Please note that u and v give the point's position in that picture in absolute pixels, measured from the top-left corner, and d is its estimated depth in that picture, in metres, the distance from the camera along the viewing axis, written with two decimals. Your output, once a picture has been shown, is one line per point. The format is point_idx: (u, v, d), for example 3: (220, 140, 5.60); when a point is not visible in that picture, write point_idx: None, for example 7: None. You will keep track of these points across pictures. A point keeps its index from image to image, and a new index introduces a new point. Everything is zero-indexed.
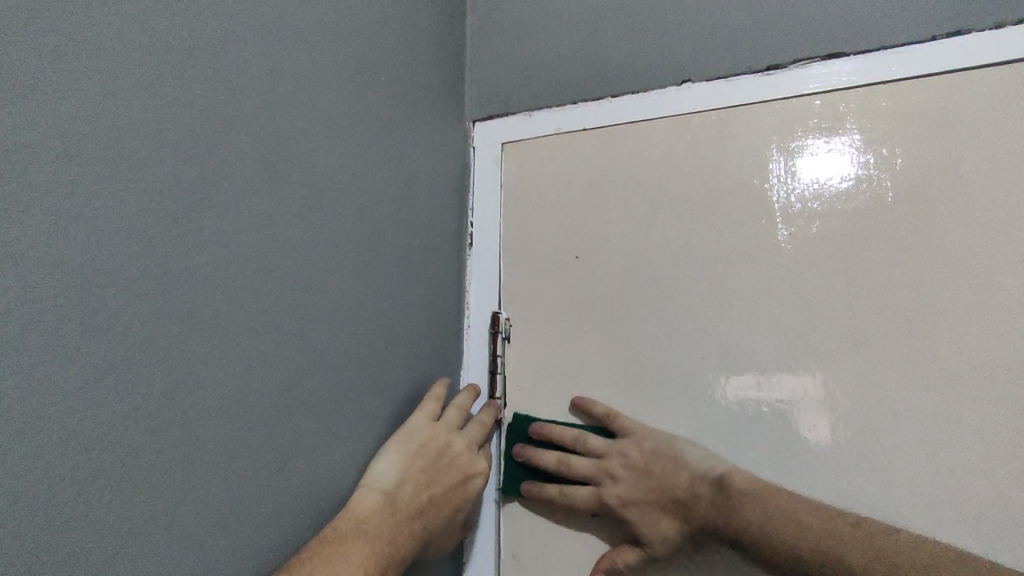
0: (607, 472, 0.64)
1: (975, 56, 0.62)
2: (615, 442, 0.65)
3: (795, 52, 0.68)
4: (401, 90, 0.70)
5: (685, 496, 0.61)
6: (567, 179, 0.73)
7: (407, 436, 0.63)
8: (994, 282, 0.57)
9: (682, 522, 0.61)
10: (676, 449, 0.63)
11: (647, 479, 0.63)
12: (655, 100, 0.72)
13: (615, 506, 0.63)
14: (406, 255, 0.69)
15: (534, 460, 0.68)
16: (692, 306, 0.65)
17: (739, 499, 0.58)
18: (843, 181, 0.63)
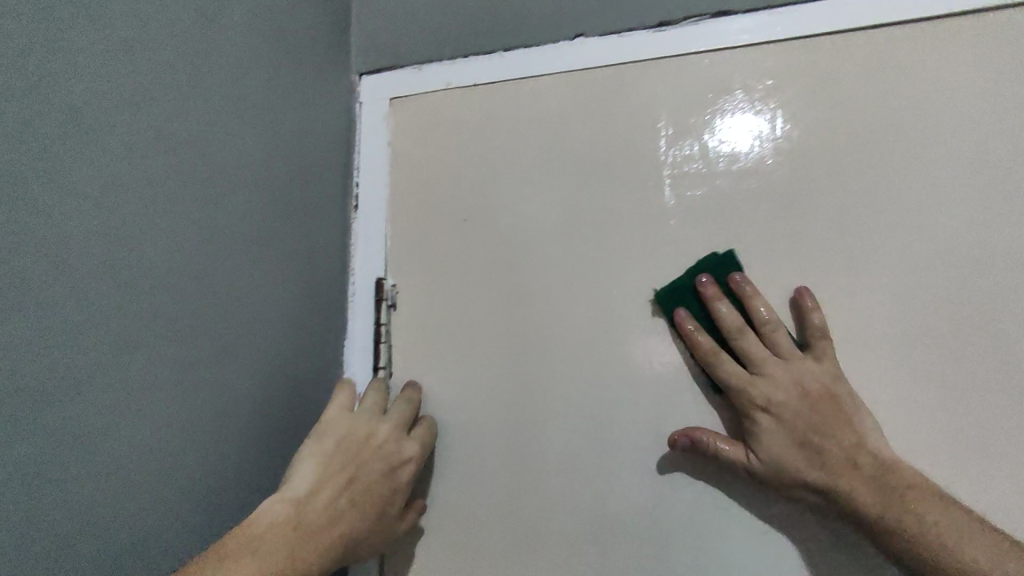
0: (774, 368, 0.56)
1: (856, 20, 0.62)
2: (807, 359, 0.56)
3: (686, 8, 0.66)
4: (273, 36, 0.63)
5: (841, 459, 0.52)
6: (456, 138, 0.70)
7: (318, 439, 0.58)
8: (863, 245, 0.58)
9: (814, 464, 0.52)
10: (854, 412, 0.53)
11: (807, 412, 0.54)
12: (547, 55, 0.68)
13: (748, 408, 0.55)
14: (282, 218, 0.64)
15: (745, 301, 0.57)
16: (582, 269, 0.63)
17: (903, 489, 0.49)
18: (740, 136, 0.62)
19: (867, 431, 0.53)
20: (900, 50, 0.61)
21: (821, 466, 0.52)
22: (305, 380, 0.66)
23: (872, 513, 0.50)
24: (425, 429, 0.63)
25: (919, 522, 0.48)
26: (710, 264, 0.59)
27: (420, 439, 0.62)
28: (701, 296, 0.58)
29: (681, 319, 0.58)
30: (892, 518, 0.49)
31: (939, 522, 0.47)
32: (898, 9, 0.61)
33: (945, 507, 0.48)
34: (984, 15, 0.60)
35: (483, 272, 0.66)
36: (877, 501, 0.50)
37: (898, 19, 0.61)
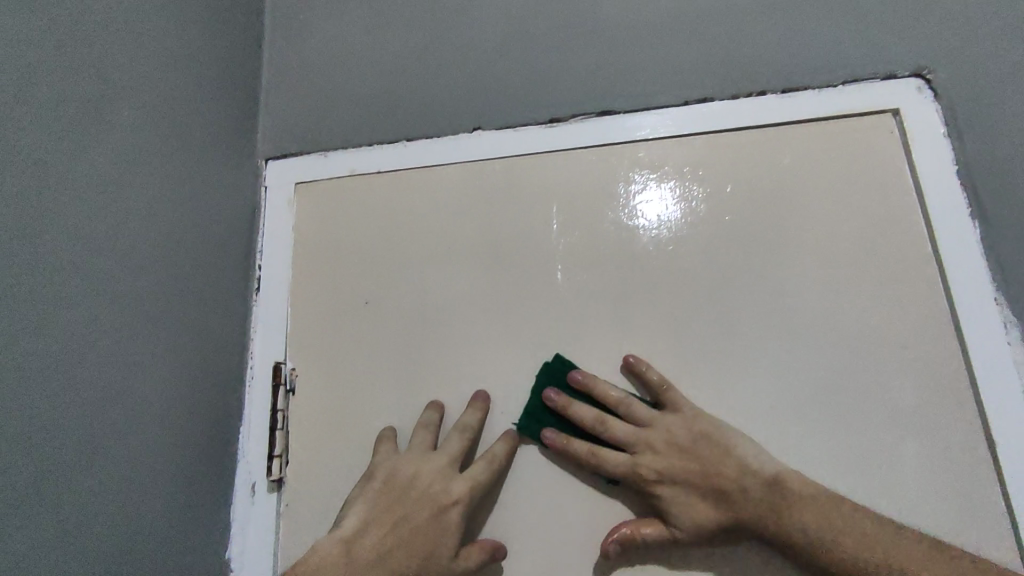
0: (660, 427, 0.58)
1: (724, 121, 0.67)
2: (665, 415, 0.59)
3: (574, 106, 0.71)
4: (177, 123, 0.64)
5: (731, 488, 0.54)
6: (361, 222, 0.71)
7: (366, 483, 0.60)
8: (737, 325, 0.62)
9: (720, 506, 0.54)
10: (731, 442, 0.56)
11: (691, 455, 0.56)
12: (447, 146, 0.72)
13: (650, 479, 0.57)
14: (180, 303, 0.62)
15: (593, 390, 0.61)
16: (481, 350, 0.65)
17: (793, 499, 0.53)
18: (638, 219, 0.66)
19: (747, 454, 0.55)
20: (762, 148, 0.66)
21: (722, 505, 0.54)
22: (200, 470, 0.62)
23: (771, 525, 0.52)
24: (484, 462, 0.60)
25: (814, 525, 0.51)
26: (543, 380, 0.62)
27: (470, 477, 0.59)
28: (575, 385, 0.61)
29: (549, 439, 0.60)
30: (795, 531, 0.52)
31: (827, 530, 0.51)
32: (761, 113, 0.67)
33: (835, 508, 0.52)
34: (829, 121, 0.66)
35: (385, 354, 0.67)
36: (768, 512, 0.53)
37: (763, 122, 0.67)
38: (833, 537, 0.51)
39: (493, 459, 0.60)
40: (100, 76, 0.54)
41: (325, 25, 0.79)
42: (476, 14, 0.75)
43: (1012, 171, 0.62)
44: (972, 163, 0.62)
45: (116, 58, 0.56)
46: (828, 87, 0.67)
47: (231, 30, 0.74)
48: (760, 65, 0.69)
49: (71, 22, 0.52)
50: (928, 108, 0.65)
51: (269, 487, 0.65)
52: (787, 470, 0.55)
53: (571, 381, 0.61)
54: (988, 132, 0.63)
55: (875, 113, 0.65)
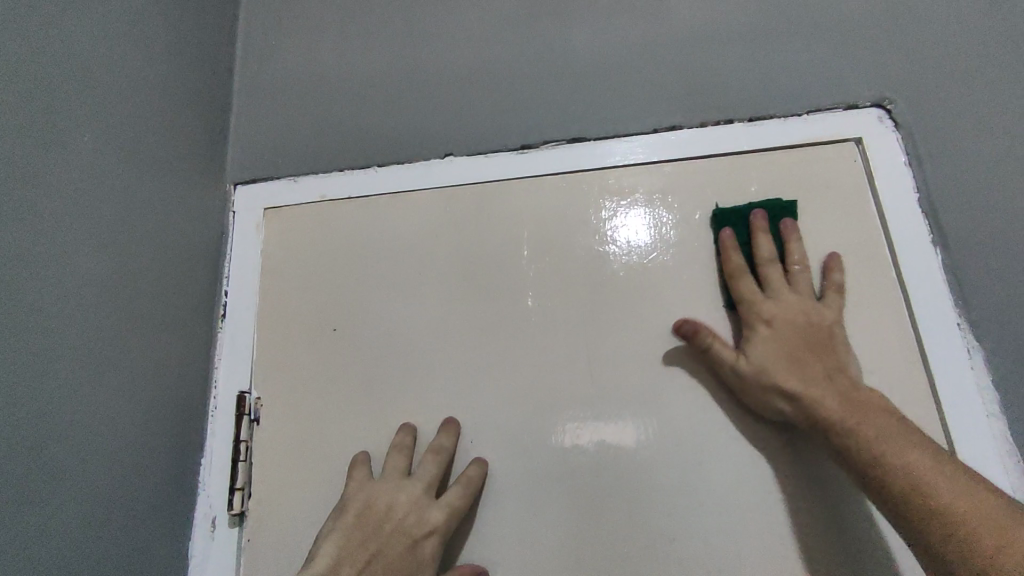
0: (784, 299, 0.59)
1: (692, 149, 0.68)
2: (821, 303, 0.59)
3: (544, 134, 0.71)
4: (143, 148, 0.63)
5: (824, 371, 0.55)
6: (331, 248, 0.71)
7: (341, 511, 0.57)
8: None
9: (797, 370, 0.55)
10: (848, 354, 0.56)
11: (806, 331, 0.57)
12: (418, 172, 0.72)
13: (762, 320, 0.58)
14: (143, 332, 0.60)
15: (756, 246, 0.61)
16: (452, 377, 0.64)
17: (867, 405, 0.52)
18: (612, 246, 0.67)
19: (851, 367, 0.56)
20: (730, 175, 0.67)
21: (802, 372, 0.55)
22: (157, 505, 0.60)
23: (832, 412, 0.52)
24: (459, 487, 0.59)
25: (875, 431, 0.49)
26: (746, 211, 0.64)
27: (444, 504, 0.58)
28: (721, 244, 0.63)
29: (725, 237, 0.62)
30: (852, 417, 0.51)
31: (893, 433, 0.49)
32: (728, 140, 0.68)
33: (906, 429, 0.49)
34: (796, 148, 0.67)
35: (354, 382, 0.66)
36: (844, 402, 0.52)
37: (730, 149, 0.68)
38: (892, 441, 0.48)
39: (469, 483, 0.59)
40: (59, 99, 0.53)
41: (297, 50, 0.79)
42: (448, 41, 0.76)
43: (970, 200, 0.63)
44: (932, 191, 0.64)
45: (78, 81, 0.55)
46: (793, 116, 0.68)
47: (201, 55, 0.74)
48: (727, 94, 0.70)
49: (36, 46, 0.51)
50: (889, 137, 0.66)
51: (230, 522, 0.63)
52: (880, 393, 0.54)
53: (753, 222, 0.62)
54: (947, 161, 0.64)
55: (839, 142, 0.67)
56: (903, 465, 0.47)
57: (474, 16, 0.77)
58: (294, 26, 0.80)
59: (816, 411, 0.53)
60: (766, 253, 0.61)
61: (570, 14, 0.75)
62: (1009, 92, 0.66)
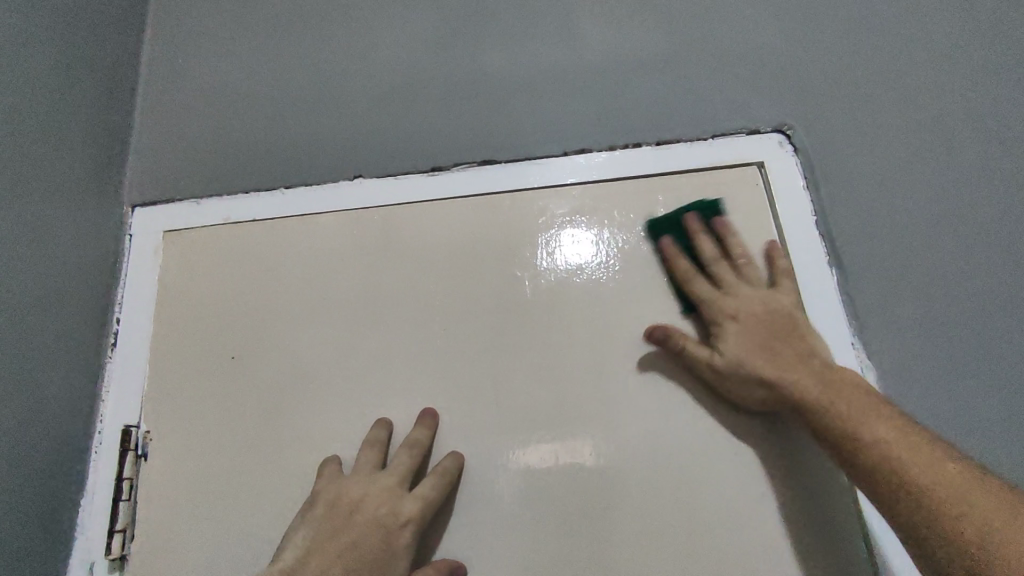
0: (731, 295, 0.60)
1: (601, 172, 0.69)
2: (770, 288, 0.61)
3: (454, 157, 0.71)
4: (33, 165, 0.60)
5: (791, 357, 0.56)
6: (234, 272, 0.68)
7: (308, 511, 0.56)
8: (610, 370, 0.63)
9: (770, 364, 0.56)
10: (809, 332, 0.58)
11: (766, 319, 0.58)
12: (327, 194, 0.70)
13: (721, 315, 0.59)
14: (24, 361, 0.56)
15: (722, 238, 0.63)
16: (355, 403, 0.63)
17: (840, 386, 0.53)
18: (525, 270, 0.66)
19: (819, 347, 0.57)
20: (637, 198, 0.68)
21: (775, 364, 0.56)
22: (28, 550, 0.55)
23: (815, 394, 0.53)
24: (433, 477, 0.58)
25: (849, 411, 0.51)
26: (701, 208, 0.65)
27: (419, 493, 0.56)
28: (688, 231, 0.64)
29: (667, 245, 0.64)
30: (828, 402, 0.52)
31: (868, 412, 0.50)
32: (636, 163, 0.69)
33: (879, 406, 0.51)
34: (701, 171, 0.68)
35: (255, 412, 0.63)
36: (822, 386, 0.53)
37: (638, 172, 0.68)
38: (870, 424, 0.50)
39: (443, 474, 0.58)
40: None
41: (204, 67, 0.77)
42: (361, 62, 0.75)
43: (863, 222, 0.65)
44: (828, 212, 0.66)
45: None
46: (699, 141, 0.69)
47: (99, 69, 0.70)
48: (635, 118, 0.71)
49: None
50: (788, 159, 0.68)
51: (110, 567, 0.59)
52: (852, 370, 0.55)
53: (711, 224, 0.64)
54: (842, 184, 0.67)
55: (742, 165, 0.68)
56: (881, 445, 0.48)
57: (386, 36, 0.76)
58: (202, 42, 0.78)
59: (794, 396, 0.54)
60: (736, 251, 0.62)
61: (483, 36, 0.75)
62: (897, 119, 0.69)
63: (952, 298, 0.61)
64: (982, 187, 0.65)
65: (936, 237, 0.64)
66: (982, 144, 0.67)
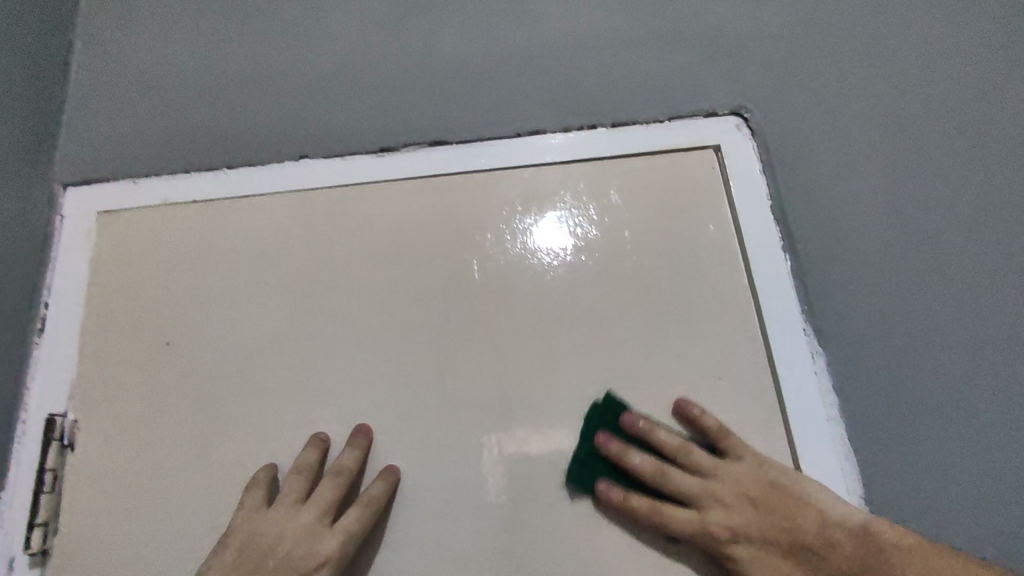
0: (712, 497, 0.54)
1: (555, 154, 0.67)
2: (728, 462, 0.55)
3: (404, 137, 0.68)
4: None
5: (812, 541, 0.51)
6: (171, 255, 0.66)
7: (222, 547, 0.53)
8: (559, 358, 0.61)
9: (800, 564, 0.51)
10: (806, 489, 0.53)
11: (771, 517, 0.52)
12: (271, 175, 0.68)
13: (722, 538, 0.53)
14: None
15: (653, 440, 0.56)
16: (297, 391, 0.61)
17: (881, 556, 0.50)
18: (476, 254, 0.65)
19: (821, 498, 0.52)
20: (590, 182, 0.66)
21: (802, 563, 0.51)
22: None
23: None
24: (359, 507, 0.55)
25: None
26: (601, 411, 0.59)
27: (341, 529, 0.54)
28: (613, 454, 0.57)
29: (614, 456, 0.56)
30: None
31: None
32: (591, 146, 0.67)
33: (927, 561, 0.49)
34: (657, 154, 0.66)
35: (192, 402, 0.61)
36: (859, 566, 0.50)
37: (593, 155, 0.67)
38: None
39: (370, 502, 0.55)
40: None
41: (144, 42, 0.73)
42: (310, 38, 0.72)
43: (819, 207, 0.64)
44: (784, 198, 0.64)
45: None
46: (655, 123, 0.68)
47: (29, 40, 0.67)
48: (592, 98, 0.69)
49: None
50: (745, 143, 0.66)
51: (30, 562, 0.57)
52: (866, 515, 0.52)
53: (623, 425, 0.57)
54: (799, 169, 0.65)
55: (699, 149, 0.66)
56: None
57: (336, 12, 0.73)
58: (144, 15, 0.75)
59: None
60: (672, 448, 0.56)
61: (437, 13, 0.72)
62: (854, 104, 0.68)
63: (905, 287, 0.61)
64: (938, 175, 0.64)
65: (891, 227, 0.63)
66: (937, 131, 0.66)
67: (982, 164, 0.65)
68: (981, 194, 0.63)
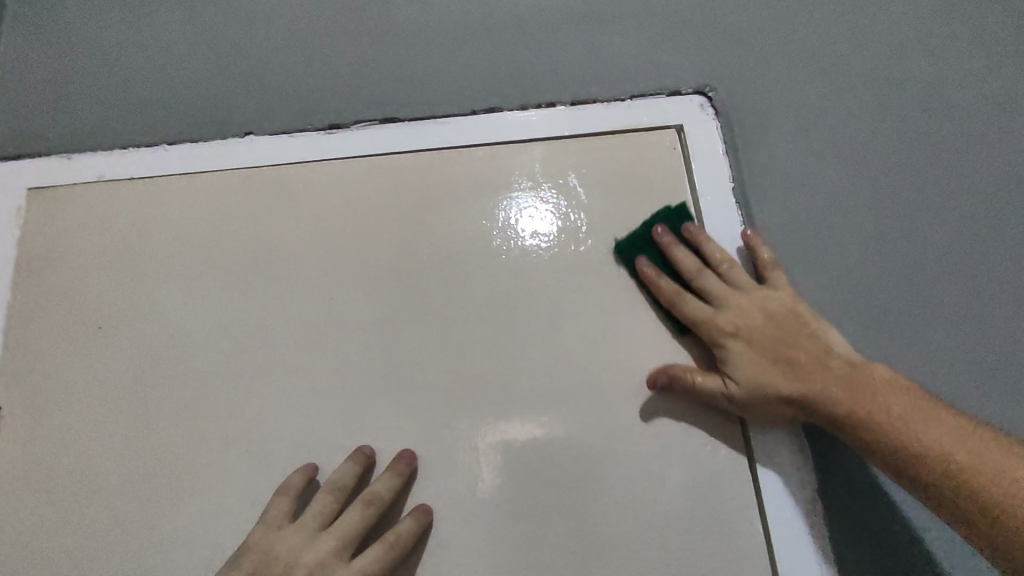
0: (731, 303, 0.55)
1: (511, 132, 0.64)
2: (762, 288, 0.56)
3: (353, 113, 0.65)
4: None
5: (811, 363, 0.53)
6: (107, 234, 0.62)
7: (236, 562, 0.50)
8: (511, 344, 0.59)
9: (792, 377, 0.52)
10: (821, 327, 0.54)
11: (777, 330, 0.54)
12: (213, 151, 0.64)
13: (724, 331, 0.55)
14: None
15: (699, 247, 0.58)
16: (236, 377, 0.59)
17: (875, 387, 0.51)
18: (427, 236, 0.62)
19: (834, 340, 0.54)
20: (547, 162, 0.63)
21: (798, 375, 0.52)
22: None
23: (846, 406, 0.51)
24: (382, 544, 0.51)
25: (901, 411, 0.49)
26: (664, 217, 0.59)
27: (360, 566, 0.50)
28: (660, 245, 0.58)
29: (644, 269, 0.58)
30: (866, 414, 0.50)
31: (907, 414, 0.49)
32: (549, 124, 0.64)
33: (925, 403, 0.50)
34: (618, 134, 0.64)
35: (125, 388, 0.59)
36: (851, 392, 0.51)
37: (551, 134, 0.64)
38: (921, 429, 0.48)
39: (394, 541, 0.52)
40: None
41: (79, 10, 0.69)
42: (257, 8, 0.68)
43: (782, 190, 0.62)
44: (747, 180, 0.62)
45: None
46: (617, 102, 0.65)
47: None
48: (551, 76, 0.66)
49: None
50: (710, 123, 0.64)
51: None
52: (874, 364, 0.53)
53: (683, 231, 0.58)
54: (763, 151, 0.63)
55: (661, 128, 0.64)
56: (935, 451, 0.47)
57: None
58: None
59: (825, 412, 0.51)
60: (715, 257, 0.57)
61: None
62: (821, 84, 0.65)
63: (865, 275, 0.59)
64: (899, 161, 0.63)
65: (853, 217, 0.61)
66: (902, 114, 0.64)
67: (950, 153, 0.63)
68: (945, 181, 0.62)
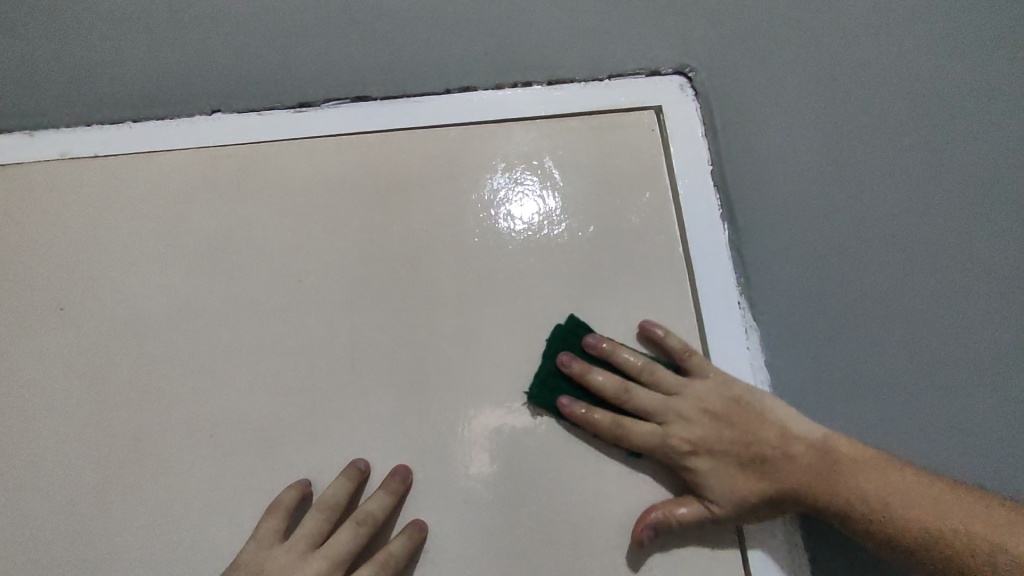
0: (675, 416, 0.52)
1: (485, 113, 0.62)
2: (689, 382, 0.53)
3: (323, 90, 0.64)
4: None
5: (774, 455, 0.50)
6: (67, 212, 0.61)
7: None
8: (479, 328, 0.57)
9: (760, 477, 0.50)
10: (764, 405, 0.52)
11: (730, 424, 0.51)
12: (179, 129, 0.63)
13: (683, 451, 0.51)
14: None
15: (613, 359, 0.54)
16: (198, 359, 0.57)
17: (841, 472, 0.49)
18: (395, 217, 0.60)
19: (785, 418, 0.51)
20: (521, 142, 0.62)
21: (761, 472, 0.50)
22: None
23: (824, 497, 0.49)
24: (375, 565, 0.50)
25: (876, 490, 0.48)
26: (558, 338, 0.55)
27: None
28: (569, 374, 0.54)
29: (569, 409, 0.53)
30: (844, 501, 0.48)
31: (881, 491, 0.48)
32: (524, 104, 0.63)
33: (900, 478, 0.49)
34: (594, 115, 0.62)
35: (84, 369, 0.57)
36: (822, 480, 0.49)
37: (525, 114, 0.62)
38: (904, 509, 0.48)
39: (387, 562, 0.50)
40: None
41: None
42: None
43: (761, 174, 0.60)
44: (725, 163, 0.61)
45: None
46: (594, 81, 0.63)
47: None
48: (527, 54, 0.64)
49: None
50: (688, 105, 0.62)
51: None
52: (831, 436, 0.51)
53: (586, 348, 0.55)
54: (742, 133, 0.61)
55: (638, 109, 0.62)
56: (925, 530, 0.47)
57: None
58: None
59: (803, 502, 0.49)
60: (630, 363, 0.54)
61: None
62: (805, 65, 0.63)
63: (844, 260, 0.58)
64: (882, 144, 0.61)
65: (833, 201, 0.60)
66: (886, 96, 0.63)
67: (936, 138, 0.61)
68: (928, 166, 0.61)
